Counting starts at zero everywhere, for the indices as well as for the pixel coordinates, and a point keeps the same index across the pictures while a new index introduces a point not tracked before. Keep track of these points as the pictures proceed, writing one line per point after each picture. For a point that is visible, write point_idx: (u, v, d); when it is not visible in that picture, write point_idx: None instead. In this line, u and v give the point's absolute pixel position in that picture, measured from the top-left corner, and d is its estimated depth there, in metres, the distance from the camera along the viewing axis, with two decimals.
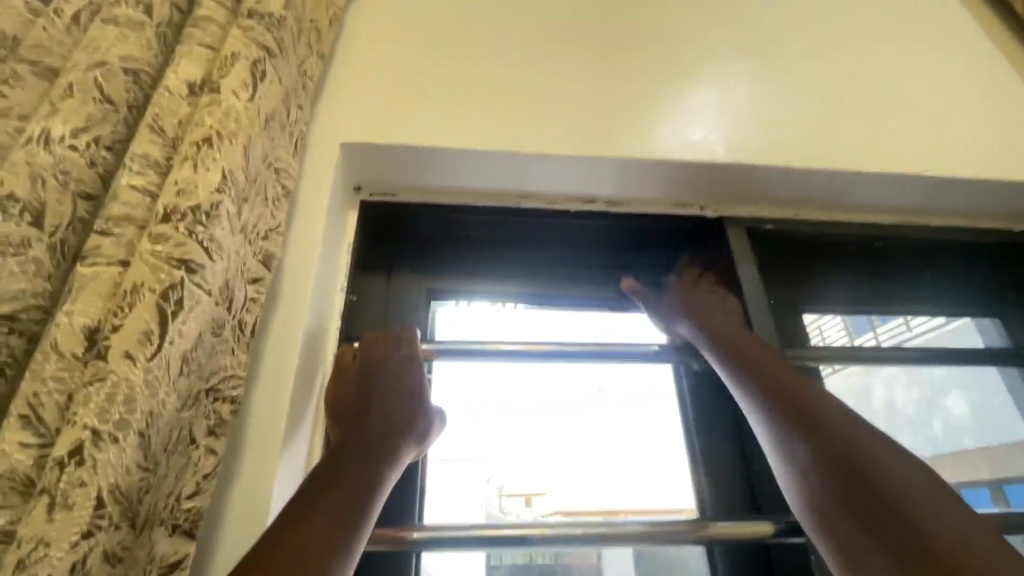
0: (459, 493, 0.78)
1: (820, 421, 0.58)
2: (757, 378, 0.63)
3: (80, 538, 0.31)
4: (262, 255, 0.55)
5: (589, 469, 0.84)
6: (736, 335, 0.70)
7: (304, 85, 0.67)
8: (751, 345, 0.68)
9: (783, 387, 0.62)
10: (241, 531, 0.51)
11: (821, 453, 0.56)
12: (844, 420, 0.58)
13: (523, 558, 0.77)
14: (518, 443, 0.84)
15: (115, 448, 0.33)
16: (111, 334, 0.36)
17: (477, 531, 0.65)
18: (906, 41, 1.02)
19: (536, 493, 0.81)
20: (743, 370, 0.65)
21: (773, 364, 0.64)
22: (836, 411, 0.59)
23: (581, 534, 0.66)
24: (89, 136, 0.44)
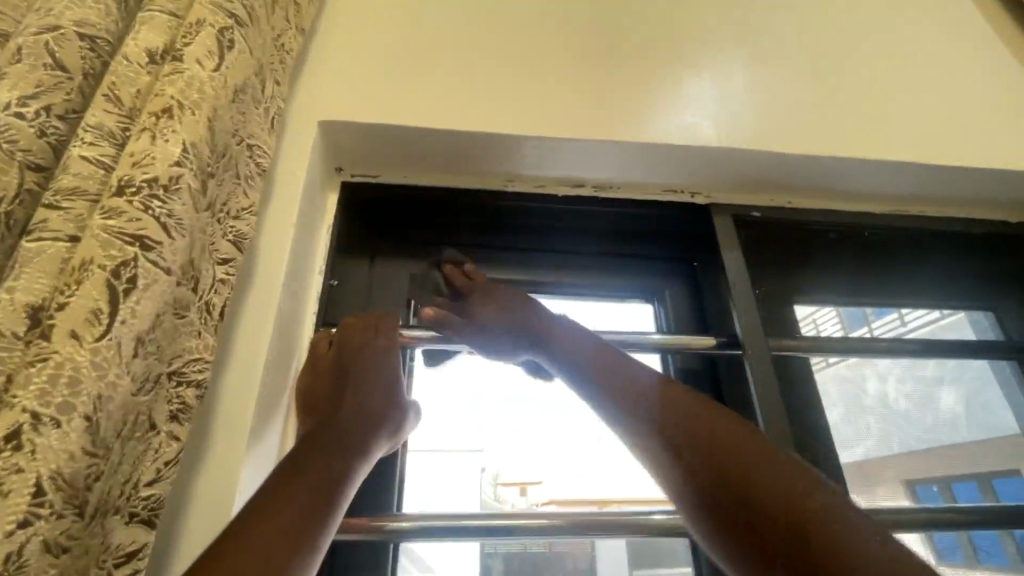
0: (448, 484, 0.76)
1: (720, 457, 0.48)
2: (664, 435, 0.52)
3: (15, 527, 0.29)
4: (232, 235, 0.53)
5: (582, 459, 0.82)
6: (607, 372, 0.59)
7: (281, 60, 0.65)
8: (616, 386, 0.57)
9: (653, 440, 0.52)
10: (209, 521, 0.49)
11: (739, 513, 0.45)
12: (679, 458, 0.50)
13: (516, 545, 0.75)
14: (514, 432, 0.82)
15: (57, 433, 0.31)
16: (55, 314, 0.34)
17: (464, 521, 0.64)
18: (905, 27, 1.00)
19: (529, 483, 0.79)
20: (630, 426, 0.54)
21: (637, 412, 0.54)
22: (700, 442, 0.50)
23: (568, 524, 0.65)
24: (39, 104, 0.42)
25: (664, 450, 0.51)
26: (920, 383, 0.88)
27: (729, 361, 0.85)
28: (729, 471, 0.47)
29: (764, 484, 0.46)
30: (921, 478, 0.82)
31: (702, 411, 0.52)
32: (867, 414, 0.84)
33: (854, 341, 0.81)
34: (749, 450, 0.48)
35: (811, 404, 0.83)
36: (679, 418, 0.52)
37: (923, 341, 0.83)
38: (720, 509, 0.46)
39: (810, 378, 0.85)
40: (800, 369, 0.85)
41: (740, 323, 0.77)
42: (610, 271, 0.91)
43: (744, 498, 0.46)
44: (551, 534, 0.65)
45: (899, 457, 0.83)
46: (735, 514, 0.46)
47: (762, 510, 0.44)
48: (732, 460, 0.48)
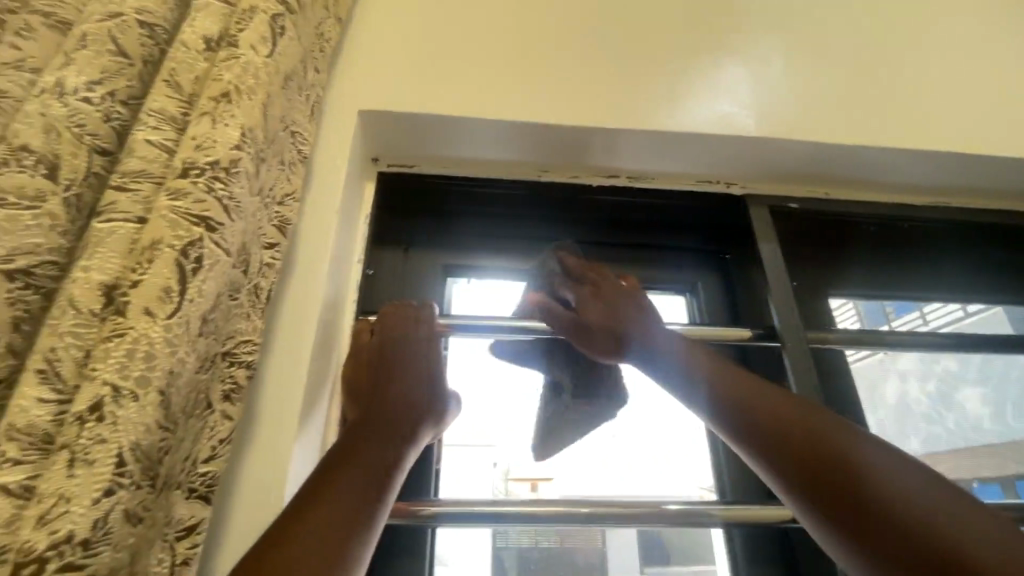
0: (463, 474, 0.77)
1: (786, 422, 0.51)
2: (737, 404, 0.54)
3: (102, 495, 0.30)
4: (279, 220, 0.53)
5: (594, 459, 0.82)
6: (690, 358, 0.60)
7: (322, 48, 0.65)
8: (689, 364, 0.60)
9: (730, 411, 0.54)
10: (259, 500, 0.50)
11: (807, 470, 0.49)
12: (751, 424, 0.53)
13: (529, 539, 0.75)
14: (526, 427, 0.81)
15: (134, 406, 0.32)
16: (129, 291, 0.35)
17: (483, 507, 0.65)
18: (946, 14, 0.98)
19: (540, 479, 0.79)
20: (705, 399, 0.56)
21: (714, 387, 0.56)
22: (769, 409, 0.53)
23: (581, 513, 0.65)
24: (104, 89, 0.43)
25: (734, 416, 0.54)
26: (940, 382, 0.87)
27: (761, 355, 0.84)
28: (795, 433, 0.51)
29: (829, 443, 0.49)
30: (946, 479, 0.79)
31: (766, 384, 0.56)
32: (886, 414, 0.82)
33: (892, 335, 0.79)
34: (812, 415, 0.52)
35: (847, 398, 0.81)
36: (753, 391, 0.55)
37: (962, 335, 0.81)
38: (790, 467, 0.49)
39: (844, 372, 0.83)
40: (836, 361, 0.84)
41: (777, 316, 0.76)
42: (641, 263, 0.91)
43: (810, 455, 0.49)
44: (564, 524, 0.65)
45: (934, 454, 0.81)
46: (803, 470, 0.49)
47: (808, 464, 0.49)
48: (784, 422, 0.52)
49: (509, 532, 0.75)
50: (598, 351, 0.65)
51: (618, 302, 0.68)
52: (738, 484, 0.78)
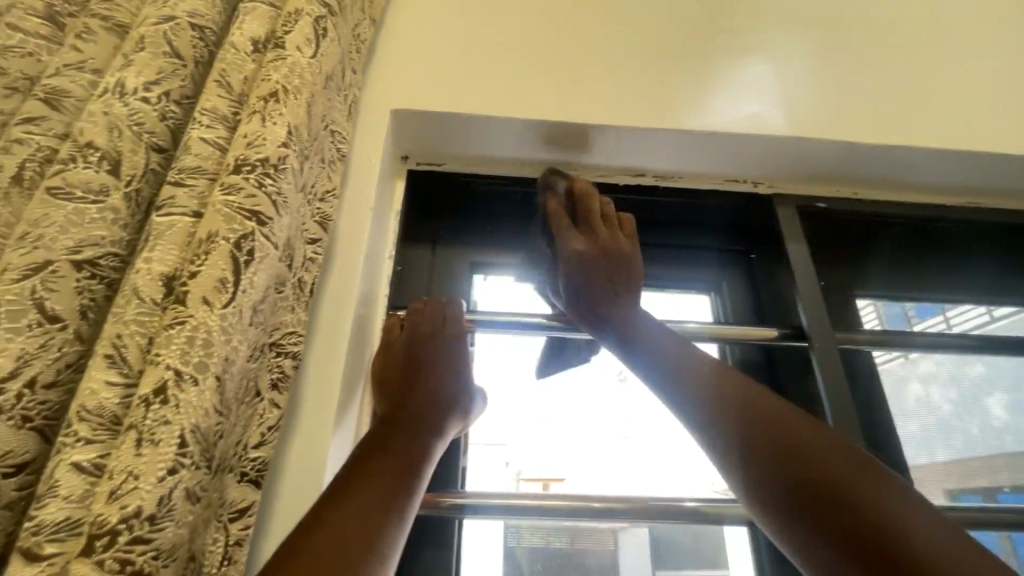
0: (475, 472, 0.77)
1: (779, 433, 0.46)
2: (722, 406, 0.49)
3: (166, 474, 0.31)
4: (319, 216, 0.55)
5: (609, 459, 0.81)
6: (678, 357, 0.56)
7: (358, 49, 0.67)
8: (676, 367, 0.54)
9: (716, 421, 0.49)
10: (299, 485, 0.51)
11: (794, 482, 0.44)
12: (740, 435, 0.48)
13: (540, 538, 0.75)
14: (537, 427, 0.82)
15: (194, 390, 0.34)
16: (188, 281, 0.37)
17: (493, 499, 0.66)
18: (983, 13, 0.96)
19: (553, 479, 0.79)
20: (690, 407, 0.51)
21: (701, 392, 0.51)
22: (761, 417, 0.48)
23: (596, 507, 0.66)
24: (160, 89, 0.45)
25: (722, 423, 0.49)
26: (968, 385, 0.85)
27: (787, 355, 0.84)
28: (788, 446, 0.45)
29: (826, 460, 0.44)
30: (970, 488, 0.78)
31: (761, 391, 0.51)
32: (908, 418, 0.81)
33: (923, 337, 0.79)
34: (809, 428, 0.47)
35: (872, 399, 0.81)
36: (745, 398, 0.50)
37: (995, 338, 0.80)
38: (780, 481, 0.44)
39: (870, 374, 0.83)
40: (861, 363, 0.84)
41: (806, 317, 0.75)
42: (666, 262, 0.91)
43: (799, 467, 0.44)
44: (580, 519, 0.66)
45: (963, 459, 0.80)
46: (789, 482, 0.44)
47: (796, 476, 0.44)
48: (773, 431, 0.47)
49: (520, 530, 0.75)
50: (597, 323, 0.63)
51: (619, 272, 0.66)
52: None
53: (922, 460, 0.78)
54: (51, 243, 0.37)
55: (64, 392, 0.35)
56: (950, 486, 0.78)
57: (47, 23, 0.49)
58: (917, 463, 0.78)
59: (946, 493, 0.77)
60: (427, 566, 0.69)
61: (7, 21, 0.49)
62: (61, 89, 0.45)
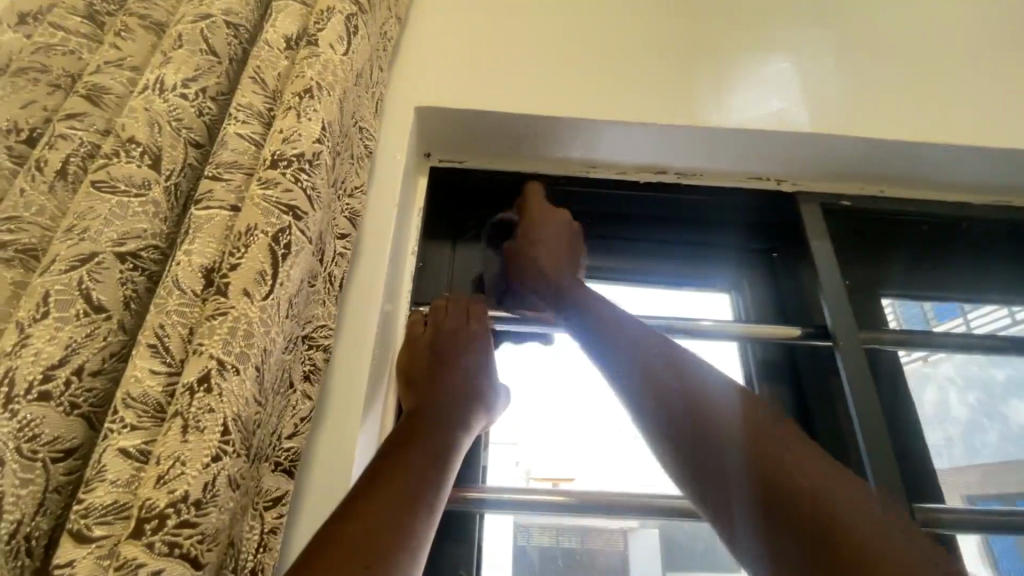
0: (493, 470, 0.77)
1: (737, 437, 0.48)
2: (679, 405, 0.51)
3: (211, 460, 0.32)
4: (348, 212, 0.55)
5: (620, 459, 0.81)
6: (639, 353, 0.57)
7: (384, 46, 0.68)
8: (642, 371, 0.55)
9: (678, 424, 0.51)
10: (328, 476, 0.52)
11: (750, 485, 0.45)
12: (701, 439, 0.49)
13: (549, 537, 0.75)
14: (548, 426, 0.82)
15: (237, 379, 0.34)
16: (228, 273, 0.38)
17: (509, 495, 0.66)
18: (1014, 8, 0.94)
19: (563, 478, 0.79)
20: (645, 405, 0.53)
21: (666, 399, 0.52)
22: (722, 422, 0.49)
23: (611, 505, 0.66)
24: (197, 86, 0.46)
25: (682, 428, 0.50)
26: (995, 388, 0.84)
27: (809, 355, 0.83)
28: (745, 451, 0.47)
29: (782, 463, 0.45)
30: (995, 492, 0.77)
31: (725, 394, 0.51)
32: (931, 421, 0.80)
33: (949, 338, 0.77)
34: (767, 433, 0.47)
35: (897, 401, 0.80)
36: (707, 402, 0.51)
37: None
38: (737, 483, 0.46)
39: (894, 375, 0.82)
40: (886, 363, 0.82)
41: (830, 315, 0.74)
42: (686, 261, 0.91)
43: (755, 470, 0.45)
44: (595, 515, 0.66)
45: (988, 462, 0.79)
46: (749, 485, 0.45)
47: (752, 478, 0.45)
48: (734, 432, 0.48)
49: (531, 531, 0.75)
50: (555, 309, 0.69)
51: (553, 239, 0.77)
52: None
53: (945, 463, 0.77)
54: (96, 235, 0.38)
55: (109, 380, 0.36)
56: (975, 490, 0.77)
57: (87, 22, 0.51)
58: (940, 466, 0.77)
59: (970, 497, 0.76)
60: (446, 560, 0.70)
61: (49, 20, 0.50)
62: (101, 85, 0.46)
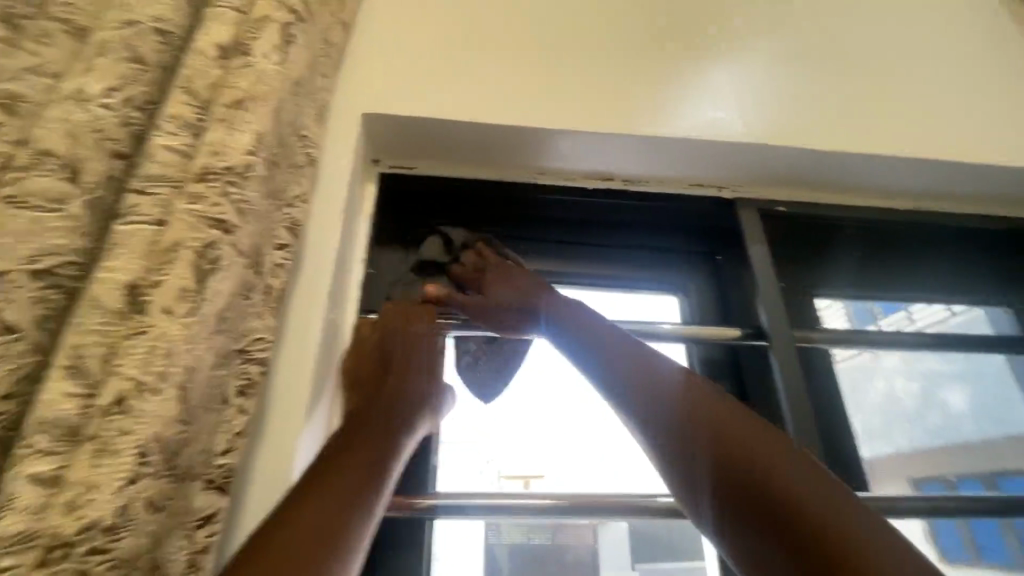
0: (463, 471, 0.78)
1: (740, 452, 0.49)
2: (664, 411, 0.55)
3: (126, 483, 0.32)
4: (289, 223, 0.54)
5: (581, 458, 0.83)
6: (631, 361, 0.60)
7: (328, 53, 0.67)
8: (633, 370, 0.59)
9: (660, 418, 0.54)
10: (266, 489, 0.52)
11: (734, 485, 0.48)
12: (700, 450, 0.51)
13: (522, 535, 0.76)
14: (515, 426, 0.83)
15: (156, 400, 0.35)
16: (151, 289, 0.37)
17: (476, 499, 0.66)
18: (935, 27, 1.00)
19: (533, 476, 0.81)
20: (633, 405, 0.57)
21: (652, 411, 0.55)
22: (721, 434, 0.51)
23: (578, 506, 0.67)
24: (122, 95, 0.45)
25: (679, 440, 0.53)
26: (924, 379, 0.89)
27: (750, 354, 0.86)
28: (744, 466, 0.48)
29: (777, 465, 0.48)
30: (925, 477, 0.83)
31: (731, 408, 0.53)
32: (869, 413, 0.84)
33: (875, 335, 0.82)
34: (772, 449, 0.49)
35: (833, 396, 0.84)
36: (690, 400, 0.54)
37: (942, 335, 0.84)
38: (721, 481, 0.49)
39: (829, 373, 0.86)
40: (820, 361, 0.86)
41: (766, 315, 0.78)
42: (633, 265, 0.93)
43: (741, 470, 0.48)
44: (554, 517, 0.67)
45: (912, 451, 0.83)
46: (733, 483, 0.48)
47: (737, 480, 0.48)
48: (738, 434, 0.50)
49: (501, 528, 0.76)
50: (507, 332, 0.71)
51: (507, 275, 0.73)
52: None
53: (874, 453, 0.82)
54: (9, 250, 0.36)
55: (21, 403, 0.35)
56: (914, 474, 0.82)
57: None
58: (873, 456, 0.81)
59: (902, 483, 0.81)
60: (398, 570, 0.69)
61: None
62: None
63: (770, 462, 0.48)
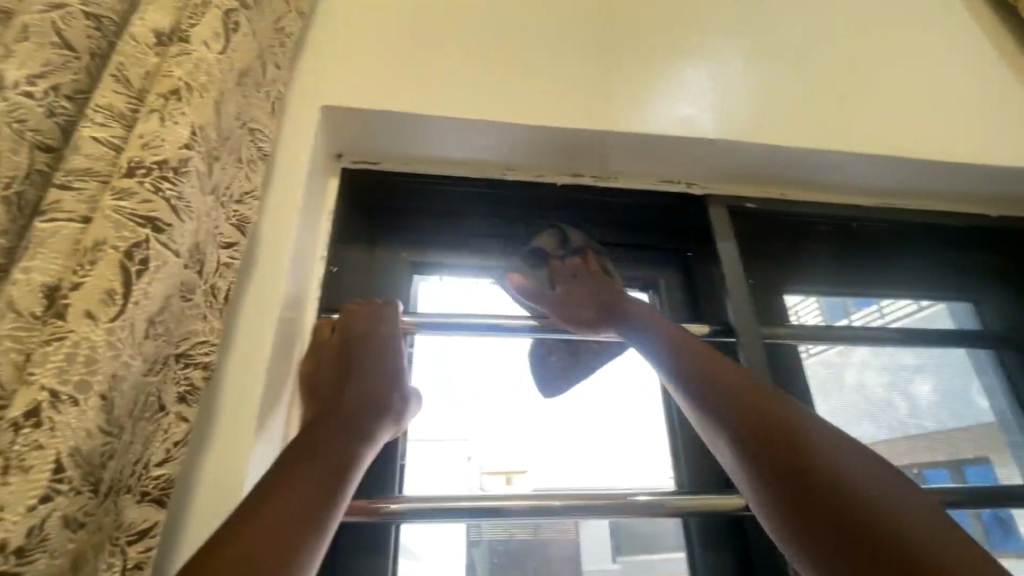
0: (436, 473, 0.76)
1: (781, 422, 0.52)
2: (707, 382, 0.58)
3: (38, 502, 0.30)
4: (235, 219, 0.52)
5: (563, 454, 0.81)
6: (677, 343, 0.63)
7: (282, 42, 0.64)
8: (678, 350, 0.62)
9: (703, 388, 0.57)
10: (213, 497, 0.50)
11: (774, 448, 0.51)
12: (739, 415, 0.54)
13: (502, 533, 0.75)
14: (495, 421, 0.81)
15: (75, 411, 0.32)
16: (70, 293, 0.35)
17: (449, 504, 0.64)
18: (900, 24, 1.01)
19: (515, 472, 0.79)
20: (677, 377, 0.60)
21: (696, 383, 0.58)
22: (763, 406, 0.54)
23: (554, 506, 0.65)
24: (48, 83, 0.42)
25: (749, 435, 0.52)
26: (892, 372, 0.90)
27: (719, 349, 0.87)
28: (796, 443, 0.50)
29: (814, 435, 0.51)
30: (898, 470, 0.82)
31: (771, 390, 0.57)
32: (839, 408, 0.85)
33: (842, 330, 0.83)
34: (811, 424, 0.52)
35: (803, 391, 0.84)
36: (736, 379, 0.57)
37: (908, 330, 0.85)
38: (761, 442, 0.51)
39: (798, 367, 0.86)
40: (791, 357, 0.87)
41: (734, 311, 0.78)
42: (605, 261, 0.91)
43: (781, 435, 0.51)
44: (528, 518, 0.65)
45: (880, 445, 0.84)
46: (772, 445, 0.51)
47: (777, 443, 0.51)
48: (777, 408, 0.54)
49: (482, 527, 0.75)
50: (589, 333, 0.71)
51: (600, 282, 0.76)
52: (699, 475, 0.79)
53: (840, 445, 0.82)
54: None
55: None
56: None
57: None
58: None
59: None
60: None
61: None
62: None
63: (809, 432, 0.51)
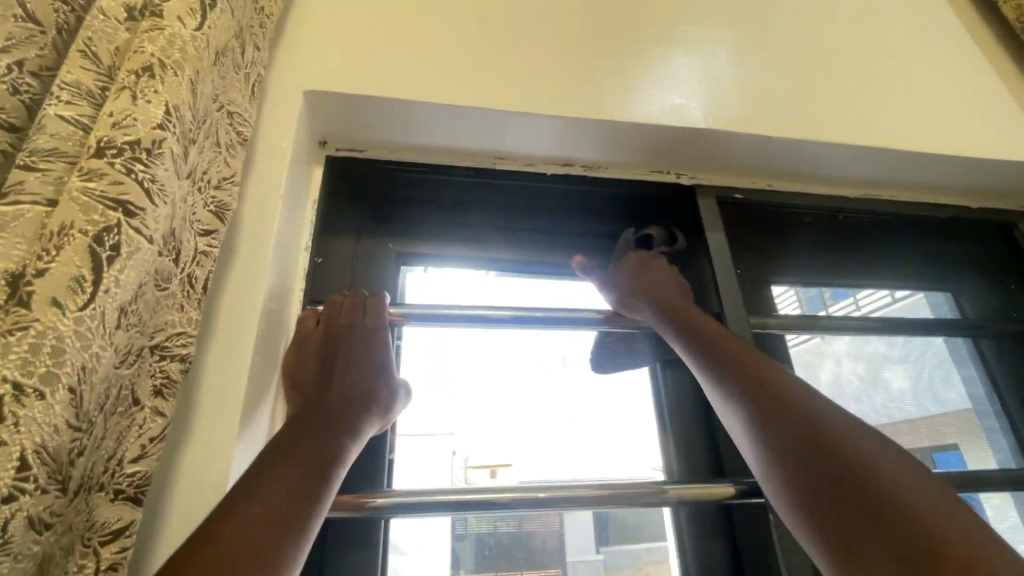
0: (421, 467, 0.74)
1: (783, 396, 0.56)
2: (717, 357, 0.61)
3: (0, 503, 0.28)
4: (213, 205, 0.50)
5: (551, 444, 0.81)
6: (693, 324, 0.67)
7: (261, 23, 0.62)
8: (694, 329, 0.66)
9: (716, 364, 0.61)
10: (191, 495, 0.48)
11: (775, 418, 0.54)
12: (745, 389, 0.57)
13: (487, 526, 0.74)
14: (481, 414, 0.80)
15: (41, 405, 0.30)
16: (33, 281, 0.32)
17: (436, 496, 0.63)
18: (886, 17, 1.02)
19: (500, 465, 0.78)
20: (693, 353, 0.64)
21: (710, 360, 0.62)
22: (767, 381, 0.57)
23: (539, 497, 0.65)
24: (10, 59, 0.39)
25: (771, 429, 0.54)
26: (869, 361, 0.91)
27: None
28: (796, 415, 0.54)
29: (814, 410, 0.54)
30: None
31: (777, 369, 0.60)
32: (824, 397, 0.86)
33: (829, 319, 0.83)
34: (812, 399, 0.56)
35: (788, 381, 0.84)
36: (747, 357, 0.61)
37: (893, 319, 0.86)
38: (763, 414, 0.55)
39: (786, 357, 0.86)
40: (778, 347, 0.86)
41: (727, 303, 0.78)
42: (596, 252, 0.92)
43: (782, 407, 0.55)
44: (511, 509, 0.64)
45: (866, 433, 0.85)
46: (774, 416, 0.54)
47: (778, 414, 0.54)
48: (780, 383, 0.57)
49: (468, 520, 0.74)
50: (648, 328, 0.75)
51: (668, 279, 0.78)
52: (691, 465, 0.78)
53: None
54: None
55: None
56: None
57: None
58: None
59: None
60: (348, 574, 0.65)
61: None
62: None
63: (808, 407, 0.54)
